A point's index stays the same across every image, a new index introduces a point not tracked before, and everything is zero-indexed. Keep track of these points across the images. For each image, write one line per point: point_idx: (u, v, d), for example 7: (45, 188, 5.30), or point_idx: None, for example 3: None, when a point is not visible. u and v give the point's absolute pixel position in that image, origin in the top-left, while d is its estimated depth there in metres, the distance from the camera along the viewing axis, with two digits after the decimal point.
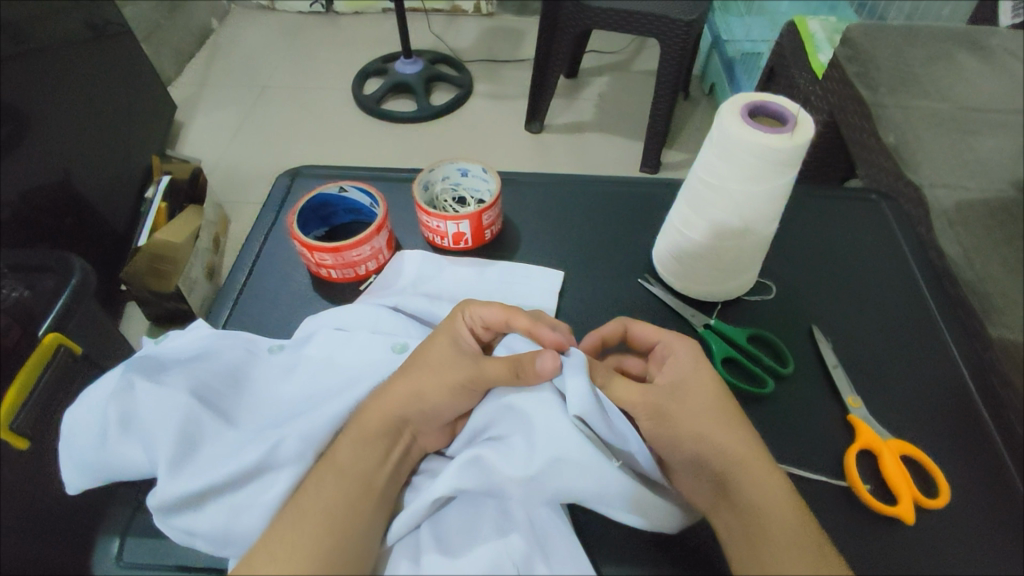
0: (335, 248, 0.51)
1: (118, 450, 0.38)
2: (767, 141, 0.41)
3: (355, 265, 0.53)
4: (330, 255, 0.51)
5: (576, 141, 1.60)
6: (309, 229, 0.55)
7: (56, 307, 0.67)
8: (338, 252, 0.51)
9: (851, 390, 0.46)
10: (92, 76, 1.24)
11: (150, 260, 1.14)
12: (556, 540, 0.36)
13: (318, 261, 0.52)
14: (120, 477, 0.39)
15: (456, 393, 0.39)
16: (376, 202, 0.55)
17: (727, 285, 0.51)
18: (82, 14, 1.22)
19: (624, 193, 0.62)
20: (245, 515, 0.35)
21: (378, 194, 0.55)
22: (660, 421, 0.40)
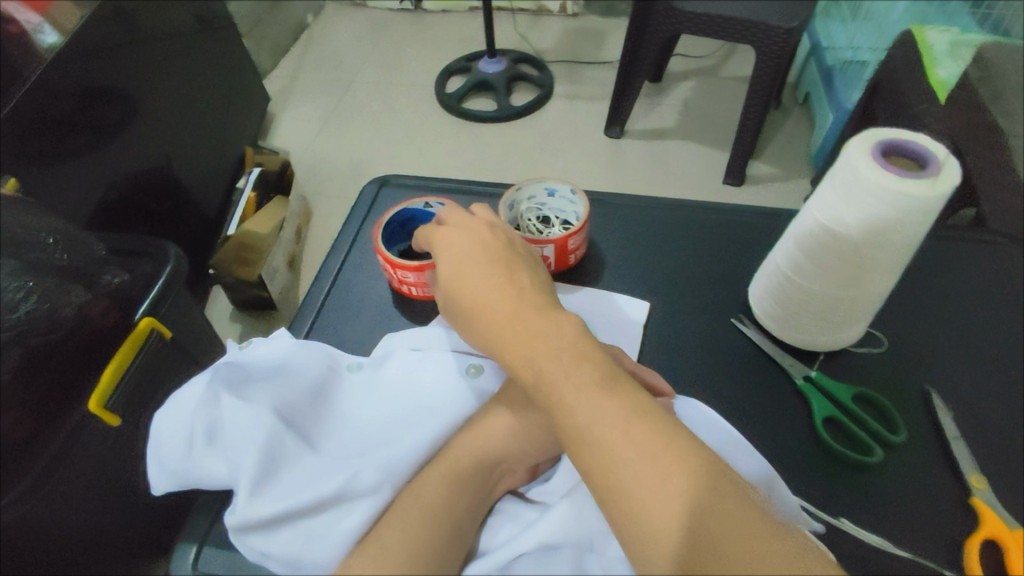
0: (418, 268, 0.50)
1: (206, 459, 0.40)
2: (903, 187, 0.37)
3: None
4: (413, 273, 0.51)
5: (656, 148, 1.54)
6: (395, 244, 0.55)
7: (153, 292, 0.69)
8: (421, 272, 0.51)
9: (974, 469, 0.41)
10: (197, 68, 1.31)
11: (237, 248, 1.19)
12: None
13: (401, 279, 0.52)
14: (204, 483, 0.41)
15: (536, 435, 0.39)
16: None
17: (833, 334, 0.46)
18: (191, 9, 1.29)
19: (718, 222, 0.59)
20: (320, 543, 0.36)
21: None
22: None
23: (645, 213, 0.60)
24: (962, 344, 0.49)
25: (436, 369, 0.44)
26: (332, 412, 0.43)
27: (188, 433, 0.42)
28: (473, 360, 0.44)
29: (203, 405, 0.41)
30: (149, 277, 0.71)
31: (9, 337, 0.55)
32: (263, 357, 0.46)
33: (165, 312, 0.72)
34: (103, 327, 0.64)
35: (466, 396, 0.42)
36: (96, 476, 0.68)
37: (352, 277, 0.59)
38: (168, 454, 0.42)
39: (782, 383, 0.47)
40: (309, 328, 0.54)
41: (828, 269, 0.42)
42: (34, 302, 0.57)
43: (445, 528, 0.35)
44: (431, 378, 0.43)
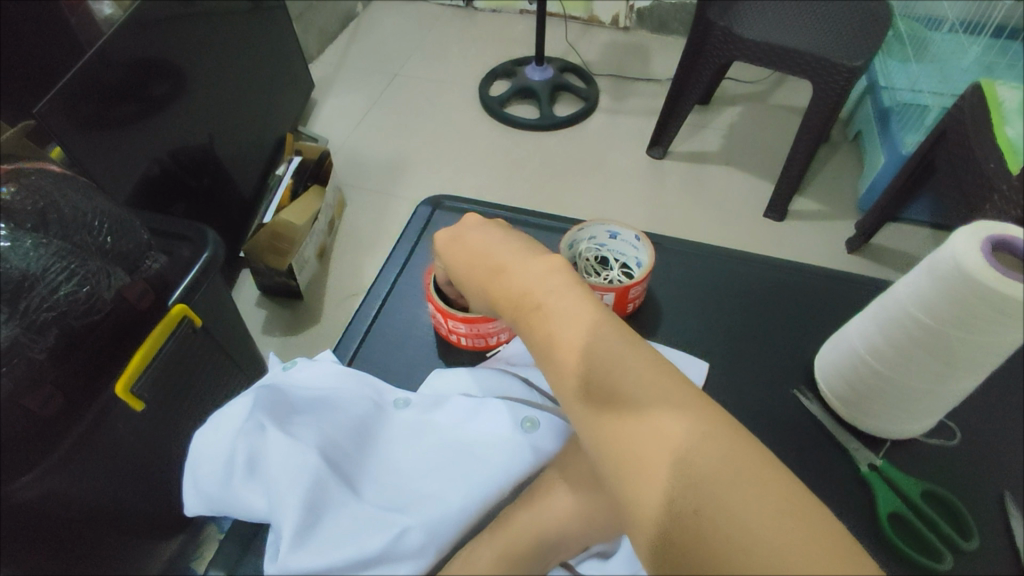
0: (468, 319, 0.49)
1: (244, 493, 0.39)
2: (1017, 294, 0.34)
3: (486, 335, 0.51)
4: (463, 324, 0.49)
5: (698, 172, 1.51)
6: None
7: (186, 280, 0.68)
8: (471, 323, 0.49)
9: None
10: (247, 49, 1.30)
11: (271, 238, 1.16)
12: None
13: (450, 328, 0.50)
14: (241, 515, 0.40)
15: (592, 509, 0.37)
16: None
17: (905, 423, 0.44)
18: None
19: (781, 281, 0.57)
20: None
21: None
22: None
23: (705, 262, 0.58)
24: None
25: (486, 419, 0.42)
26: (375, 452, 0.41)
27: (227, 459, 0.40)
28: (528, 411, 0.42)
29: (245, 435, 0.40)
30: (186, 261, 0.70)
31: (48, 318, 0.54)
32: (308, 382, 0.44)
33: (199, 298, 0.71)
34: (137, 310, 0.63)
35: (518, 451, 0.41)
36: (122, 467, 0.66)
37: (401, 299, 0.57)
38: (205, 477, 0.41)
39: (845, 468, 0.45)
40: (354, 355, 0.53)
41: (916, 361, 0.40)
42: (75, 284, 0.56)
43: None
44: (481, 427, 0.42)
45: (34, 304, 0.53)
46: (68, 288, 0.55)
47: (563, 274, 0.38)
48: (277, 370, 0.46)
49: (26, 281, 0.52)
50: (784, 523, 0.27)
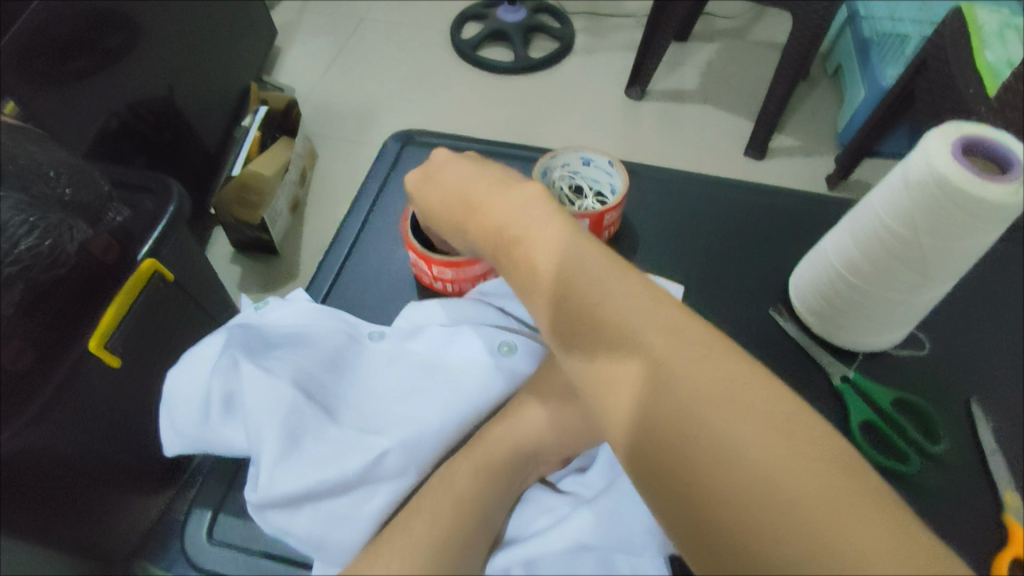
0: (455, 263, 0.46)
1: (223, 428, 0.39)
2: (989, 195, 0.34)
3: (476, 282, 0.48)
4: (450, 269, 0.47)
5: (677, 112, 1.48)
6: None
7: (154, 233, 0.66)
8: (459, 268, 0.46)
9: (1009, 484, 0.41)
10: None
11: (238, 189, 1.14)
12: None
13: (436, 275, 0.48)
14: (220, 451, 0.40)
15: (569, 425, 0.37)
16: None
17: (876, 335, 0.45)
18: None
19: (758, 205, 0.56)
20: (343, 522, 0.35)
21: None
22: None
23: (681, 189, 0.57)
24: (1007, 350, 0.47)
25: (462, 345, 0.42)
26: (351, 383, 0.41)
27: (203, 397, 0.40)
28: (503, 337, 0.42)
29: (220, 372, 0.39)
30: (150, 213, 0.68)
31: (13, 272, 0.51)
32: (282, 320, 0.44)
33: (167, 253, 0.68)
34: (102, 265, 0.61)
35: (496, 374, 0.41)
36: (99, 422, 0.64)
37: (373, 238, 0.56)
38: (181, 417, 0.41)
39: (818, 382, 0.46)
40: (325, 295, 0.52)
41: (888, 271, 0.40)
42: (37, 237, 0.53)
43: (475, 522, 0.33)
44: (457, 353, 0.41)
45: None
46: (30, 241, 0.52)
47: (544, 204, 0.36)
48: (250, 312, 0.45)
49: None
50: (757, 422, 0.27)
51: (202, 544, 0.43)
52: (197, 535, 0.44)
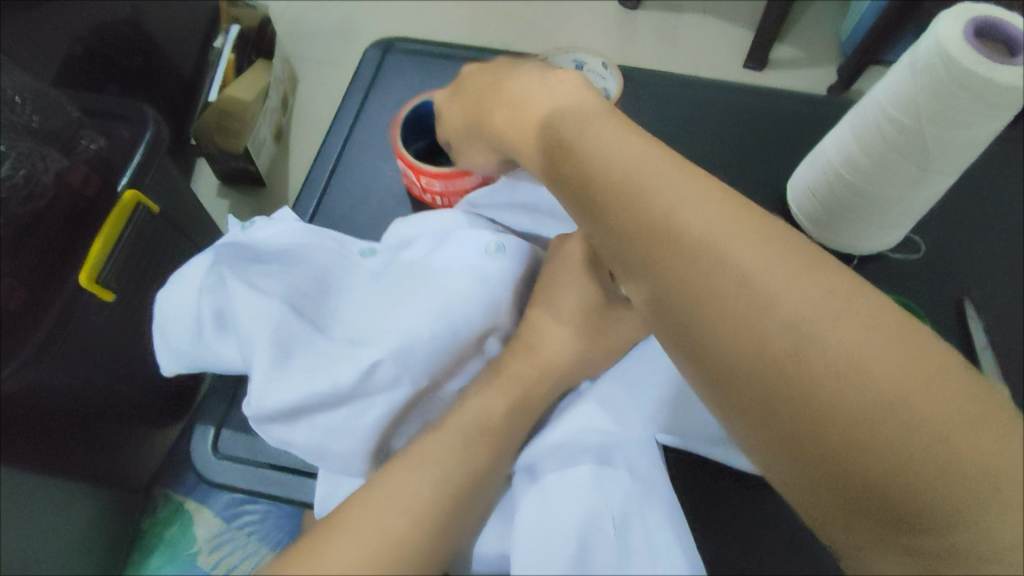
0: (445, 175, 0.45)
1: (218, 344, 0.40)
2: (999, 78, 0.32)
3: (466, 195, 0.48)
4: (439, 181, 0.46)
5: (674, 22, 1.40)
6: (413, 141, 0.49)
7: (135, 161, 0.63)
8: (449, 180, 0.46)
9: (998, 380, 0.41)
10: None
11: (218, 117, 1.09)
12: (657, 494, 0.35)
13: (425, 186, 0.47)
14: (218, 367, 0.41)
15: None
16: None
17: (875, 236, 0.44)
18: None
19: (757, 109, 0.54)
20: (343, 432, 0.37)
21: None
22: None
23: (678, 94, 0.55)
24: (1002, 250, 0.47)
25: (451, 252, 0.40)
26: (341, 296, 0.40)
27: (195, 316, 0.40)
28: (493, 239, 0.41)
29: (209, 290, 0.39)
30: (128, 143, 0.65)
31: None
32: (269, 237, 0.43)
33: (150, 184, 0.66)
34: None
35: (487, 278, 0.39)
36: (96, 354, 0.64)
37: (359, 154, 0.54)
38: (177, 336, 0.41)
39: None
40: (312, 216, 0.51)
41: (890, 167, 0.39)
42: None
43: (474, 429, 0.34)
44: (446, 260, 0.40)
45: None
46: (3, 172, 0.60)
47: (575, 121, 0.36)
48: (237, 230, 0.44)
49: None
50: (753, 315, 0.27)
51: (209, 458, 0.44)
52: (204, 450, 0.45)
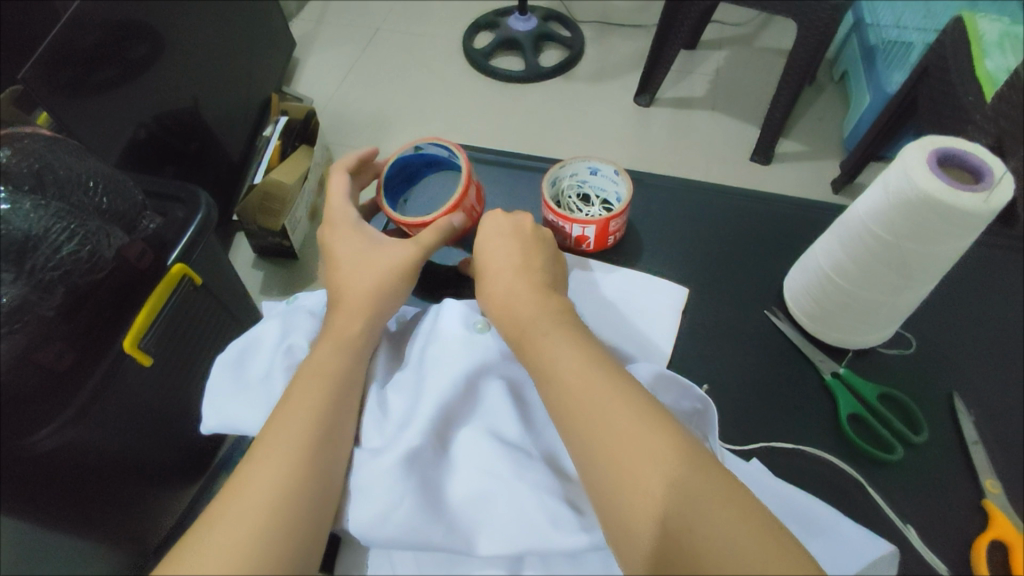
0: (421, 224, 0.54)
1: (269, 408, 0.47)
2: (961, 203, 0.36)
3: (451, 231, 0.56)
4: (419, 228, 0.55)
5: (685, 119, 1.51)
6: (396, 191, 0.61)
7: (185, 239, 0.70)
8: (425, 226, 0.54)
9: (990, 473, 0.43)
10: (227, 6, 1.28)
11: (261, 199, 1.17)
12: None
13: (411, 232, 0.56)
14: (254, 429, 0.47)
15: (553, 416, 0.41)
16: (449, 151, 0.58)
17: (863, 336, 0.48)
18: None
19: (755, 209, 0.60)
20: (387, 507, 0.40)
21: (454, 147, 0.58)
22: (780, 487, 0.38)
23: (681, 196, 0.61)
24: (987, 350, 0.50)
25: (451, 326, 0.49)
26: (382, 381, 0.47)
27: (263, 383, 0.48)
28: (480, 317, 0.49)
29: (280, 360, 0.49)
30: (181, 222, 0.71)
31: (55, 276, 0.55)
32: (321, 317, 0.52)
33: (197, 259, 0.73)
34: (137, 270, 0.65)
35: (480, 352, 0.47)
36: (134, 413, 0.69)
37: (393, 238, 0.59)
38: (238, 406, 0.48)
39: (810, 377, 0.49)
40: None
41: (873, 275, 0.43)
42: (77, 243, 0.57)
43: None
44: (446, 332, 0.48)
45: (40, 263, 0.53)
46: (72, 247, 0.56)
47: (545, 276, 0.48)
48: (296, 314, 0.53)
49: (30, 242, 0.52)
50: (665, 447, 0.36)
51: None
52: None
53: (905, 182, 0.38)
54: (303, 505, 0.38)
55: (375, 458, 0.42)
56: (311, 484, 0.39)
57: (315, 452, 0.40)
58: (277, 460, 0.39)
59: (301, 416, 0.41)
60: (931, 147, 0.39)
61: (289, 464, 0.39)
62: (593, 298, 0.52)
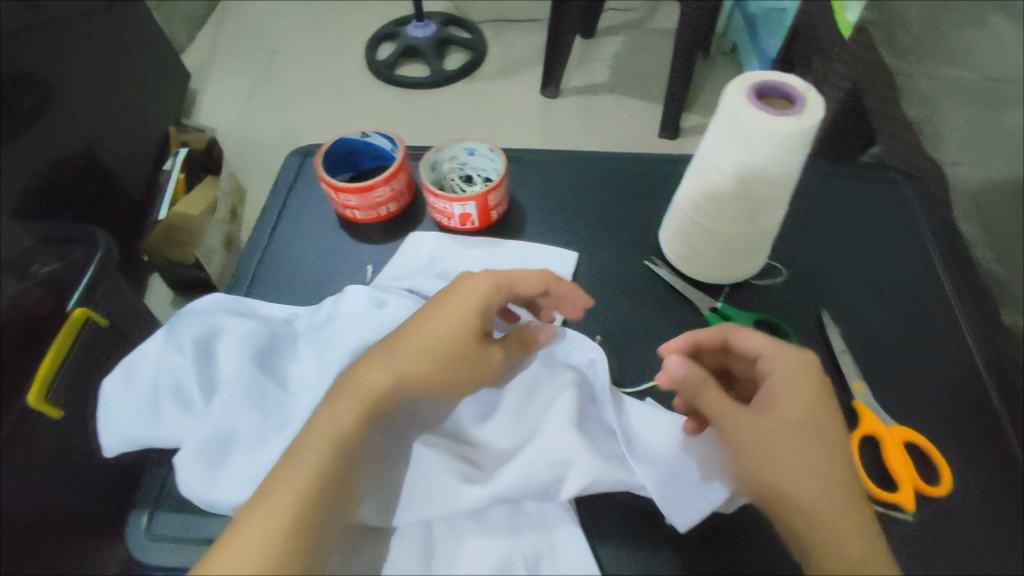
0: (356, 193, 0.54)
1: (164, 417, 0.43)
2: (782, 128, 0.39)
3: (378, 206, 0.57)
4: (355, 196, 0.55)
5: (592, 105, 1.55)
6: (333, 169, 0.59)
7: (84, 279, 0.71)
8: (361, 194, 0.55)
9: (857, 376, 0.47)
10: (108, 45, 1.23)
11: (166, 230, 1.14)
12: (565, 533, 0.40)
13: (344, 203, 0.56)
14: (152, 443, 0.44)
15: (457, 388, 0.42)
16: (395, 147, 0.58)
17: (733, 269, 0.51)
18: None
19: (633, 171, 0.63)
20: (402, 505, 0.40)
21: (398, 138, 0.58)
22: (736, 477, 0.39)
23: (564, 169, 0.63)
24: (849, 272, 0.55)
25: (350, 303, 0.48)
26: (284, 358, 0.47)
27: (151, 394, 0.44)
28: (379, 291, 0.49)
29: (167, 364, 0.45)
30: (82, 263, 0.73)
31: None
32: (215, 310, 0.48)
33: (99, 299, 0.72)
34: (35, 317, 0.65)
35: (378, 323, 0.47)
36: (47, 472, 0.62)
37: (283, 245, 0.59)
38: (126, 418, 0.44)
39: (693, 317, 0.52)
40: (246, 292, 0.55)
41: (729, 210, 0.46)
42: None
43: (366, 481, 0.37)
44: (345, 309, 0.48)
45: None
46: None
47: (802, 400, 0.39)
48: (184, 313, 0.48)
49: None
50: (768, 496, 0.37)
51: (140, 541, 0.42)
52: (134, 535, 0.43)
53: (732, 120, 0.41)
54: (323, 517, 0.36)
55: (274, 433, 0.42)
56: (335, 495, 0.37)
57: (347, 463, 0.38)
58: (303, 478, 0.36)
59: (335, 435, 0.38)
60: (746, 83, 0.43)
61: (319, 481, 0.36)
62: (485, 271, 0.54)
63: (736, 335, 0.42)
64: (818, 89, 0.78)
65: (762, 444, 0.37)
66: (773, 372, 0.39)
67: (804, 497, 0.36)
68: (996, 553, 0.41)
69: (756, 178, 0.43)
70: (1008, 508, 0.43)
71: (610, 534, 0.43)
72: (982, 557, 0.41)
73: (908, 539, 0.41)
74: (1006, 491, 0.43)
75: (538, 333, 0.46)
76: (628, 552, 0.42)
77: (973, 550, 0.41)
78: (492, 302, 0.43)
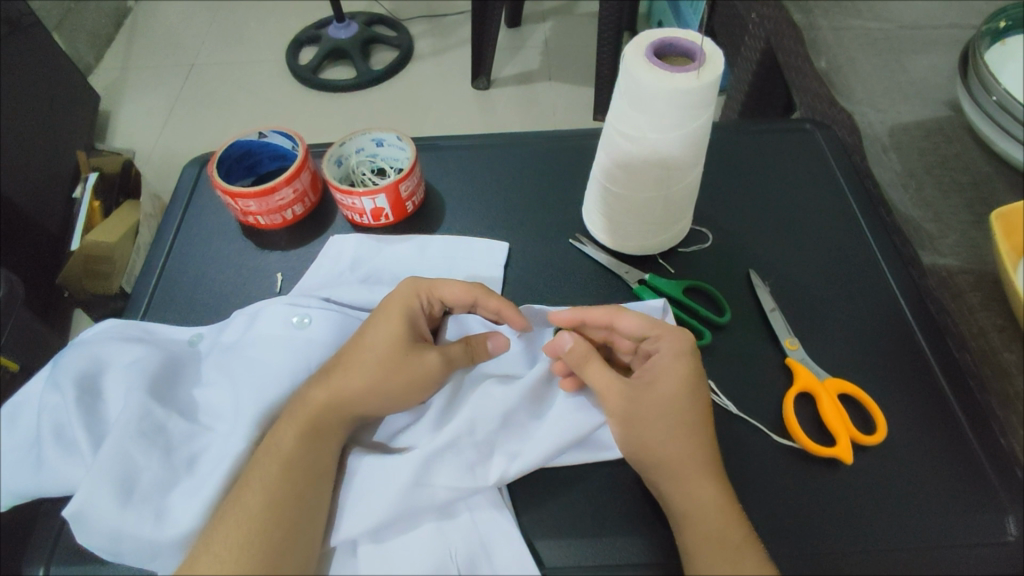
0: (254, 196, 0.51)
1: (54, 466, 0.39)
2: (680, 86, 0.38)
3: (281, 210, 0.53)
4: (254, 201, 0.51)
5: (525, 95, 1.52)
6: (231, 176, 0.55)
7: None
8: (261, 198, 0.51)
9: (789, 333, 0.47)
10: (8, 70, 1.14)
11: (84, 262, 1.06)
12: (499, 533, 0.39)
13: (244, 209, 0.52)
14: (42, 494, 0.40)
15: (386, 396, 0.41)
16: (296, 144, 0.54)
17: (657, 238, 0.50)
18: None
19: (555, 150, 0.61)
20: (338, 523, 0.38)
21: (298, 135, 0.55)
22: (622, 421, 0.39)
23: (485, 153, 0.61)
24: (775, 228, 0.55)
25: (265, 321, 0.45)
26: (187, 384, 0.43)
27: (31, 438, 0.40)
28: (300, 311, 0.45)
29: (47, 404, 0.40)
30: None
31: None
32: (107, 341, 0.44)
33: (4, 341, 0.68)
34: None
35: (294, 344, 0.44)
36: None
37: (185, 259, 0.55)
38: None
39: (621, 290, 0.50)
40: (143, 316, 0.51)
41: (639, 176, 0.44)
42: None
43: (280, 523, 0.35)
44: (258, 330, 0.44)
45: None
46: None
47: (687, 366, 0.40)
48: (73, 344, 0.44)
49: None
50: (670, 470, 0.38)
51: None
52: None
53: (633, 81, 0.39)
54: (297, 535, 0.35)
55: (179, 472, 0.39)
56: (308, 516, 0.36)
57: (312, 483, 0.37)
58: (263, 500, 0.35)
59: (285, 455, 0.37)
60: (643, 42, 0.41)
61: (277, 495, 0.35)
62: (405, 268, 0.52)
63: (624, 317, 0.43)
64: (738, 52, 0.78)
65: (635, 414, 0.39)
66: (661, 352, 0.41)
67: (682, 486, 0.37)
68: (939, 494, 0.41)
69: (666, 139, 0.41)
70: (949, 448, 0.42)
71: (548, 526, 0.41)
72: (921, 498, 0.41)
73: (846, 493, 0.41)
74: (947, 431, 0.43)
75: (487, 342, 0.44)
76: (565, 542, 0.40)
77: (917, 494, 0.41)
78: (419, 307, 0.44)
